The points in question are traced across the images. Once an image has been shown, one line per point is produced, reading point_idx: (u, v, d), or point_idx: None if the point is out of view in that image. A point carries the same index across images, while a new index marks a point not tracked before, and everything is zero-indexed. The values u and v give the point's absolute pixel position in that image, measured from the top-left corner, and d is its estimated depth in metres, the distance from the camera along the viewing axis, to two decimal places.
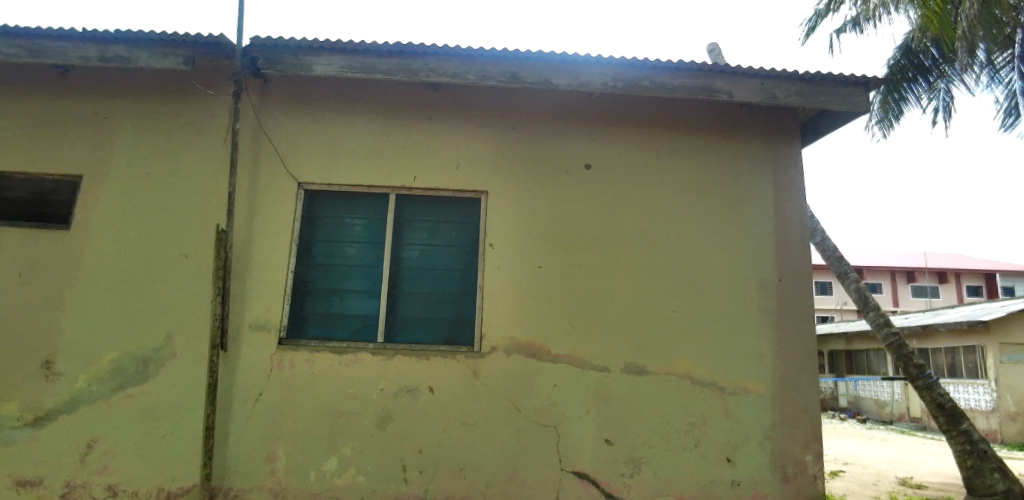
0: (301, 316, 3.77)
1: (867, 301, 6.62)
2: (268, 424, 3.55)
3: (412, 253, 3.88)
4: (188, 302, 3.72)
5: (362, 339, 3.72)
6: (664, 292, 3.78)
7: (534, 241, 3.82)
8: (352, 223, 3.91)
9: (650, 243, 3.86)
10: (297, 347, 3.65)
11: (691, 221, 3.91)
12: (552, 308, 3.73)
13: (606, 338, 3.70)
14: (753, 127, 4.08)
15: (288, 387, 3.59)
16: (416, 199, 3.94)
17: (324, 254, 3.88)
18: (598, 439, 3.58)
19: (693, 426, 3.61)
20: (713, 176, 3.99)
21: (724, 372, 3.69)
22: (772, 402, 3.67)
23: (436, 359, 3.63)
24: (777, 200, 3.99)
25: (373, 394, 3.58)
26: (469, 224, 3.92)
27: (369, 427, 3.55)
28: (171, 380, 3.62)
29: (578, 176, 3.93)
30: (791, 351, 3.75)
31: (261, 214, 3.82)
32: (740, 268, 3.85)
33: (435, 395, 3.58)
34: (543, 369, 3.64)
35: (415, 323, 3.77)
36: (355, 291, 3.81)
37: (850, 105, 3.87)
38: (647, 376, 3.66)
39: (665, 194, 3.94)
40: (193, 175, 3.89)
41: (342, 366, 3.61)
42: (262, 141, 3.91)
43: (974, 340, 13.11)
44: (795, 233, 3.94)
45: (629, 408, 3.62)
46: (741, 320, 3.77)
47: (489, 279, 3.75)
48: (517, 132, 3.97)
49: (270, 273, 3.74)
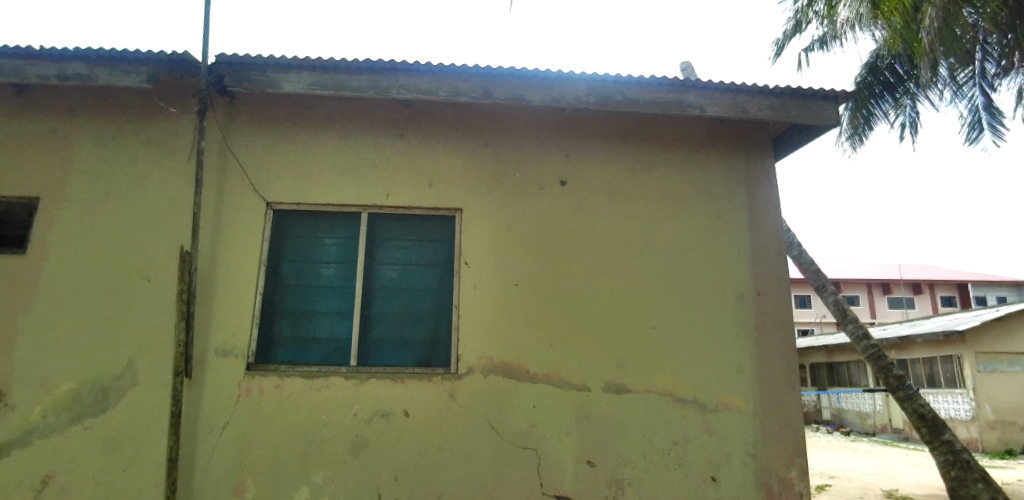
0: (270, 340, 3.63)
1: (846, 313, 6.66)
2: (234, 454, 3.38)
3: (386, 272, 3.79)
4: (150, 327, 3.55)
5: (334, 363, 3.59)
6: (643, 308, 3.73)
7: (510, 258, 3.75)
8: (323, 243, 3.81)
9: (628, 258, 3.82)
10: (266, 372, 3.50)
11: (668, 235, 3.89)
12: (530, 326, 3.65)
13: (585, 356, 3.62)
14: (727, 142, 4.10)
15: (255, 415, 3.43)
16: (390, 217, 3.86)
17: (294, 275, 3.76)
18: (579, 460, 3.47)
19: (676, 444, 3.53)
20: (689, 190, 3.99)
21: (706, 388, 3.63)
22: (755, 417, 3.61)
23: (411, 382, 3.51)
24: (753, 213, 3.99)
25: (345, 420, 3.44)
26: (444, 242, 3.84)
27: (341, 455, 3.40)
28: (131, 410, 3.44)
29: (554, 192, 3.90)
30: (772, 365, 3.71)
31: (229, 235, 3.70)
32: (718, 282, 3.83)
33: (411, 419, 3.46)
34: (521, 389, 3.54)
35: (389, 344, 3.66)
36: (326, 312, 3.69)
37: (821, 119, 3.92)
38: (628, 393, 3.59)
39: (642, 208, 3.92)
40: (157, 195, 3.77)
41: (313, 391, 3.47)
42: (230, 160, 3.82)
43: (951, 350, 13.31)
44: (772, 246, 3.93)
45: (610, 427, 3.53)
46: (721, 334, 3.73)
47: (465, 297, 3.66)
48: (491, 148, 3.93)
49: (238, 295, 3.60)
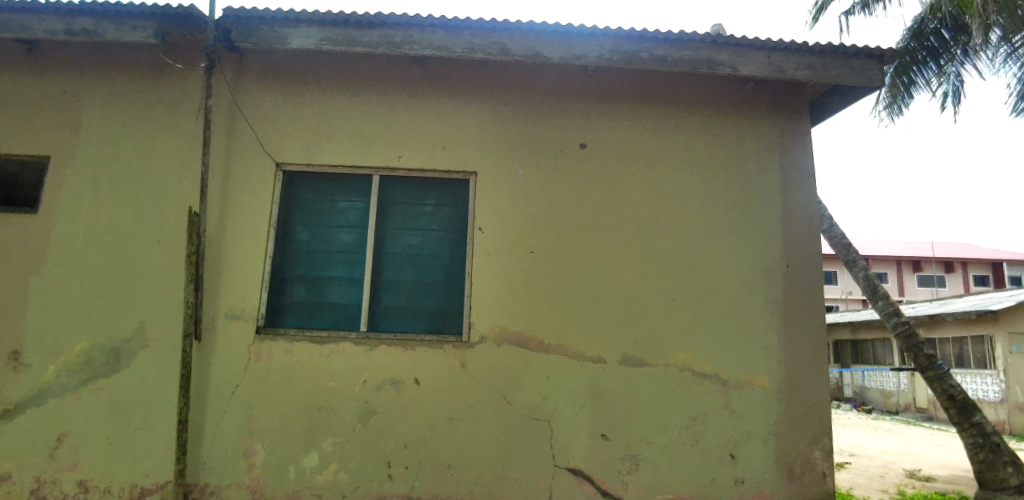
0: (280, 305, 3.57)
1: (876, 289, 6.38)
2: (245, 419, 3.36)
3: (397, 238, 3.67)
4: (160, 290, 3.51)
5: (344, 329, 3.52)
6: (664, 279, 3.56)
7: (525, 225, 3.59)
8: (333, 207, 3.70)
9: (649, 227, 3.63)
10: (275, 337, 3.45)
11: (693, 204, 3.68)
12: (545, 296, 3.51)
13: (602, 328, 3.49)
14: (759, 104, 3.84)
15: (265, 380, 3.40)
16: (401, 180, 3.72)
17: (304, 239, 3.67)
18: (593, 434, 3.37)
19: (694, 420, 3.40)
20: (717, 156, 3.75)
21: (728, 364, 3.48)
22: (778, 395, 3.46)
23: (422, 350, 3.43)
24: (785, 181, 3.75)
25: (355, 387, 3.39)
26: (457, 208, 3.70)
27: (350, 422, 3.36)
28: (143, 372, 3.43)
29: (573, 156, 3.70)
30: (799, 341, 3.53)
31: (238, 197, 3.61)
32: (744, 253, 3.63)
33: (421, 388, 3.39)
34: (535, 360, 3.44)
35: (400, 311, 3.57)
36: (337, 278, 3.61)
37: (864, 80, 3.62)
38: (646, 367, 3.45)
39: (666, 174, 3.71)
40: (165, 156, 3.67)
41: (322, 357, 3.42)
42: (239, 120, 3.70)
43: (983, 330, 12.86)
44: (804, 216, 3.70)
45: (626, 401, 3.41)
46: (746, 309, 3.55)
47: (478, 265, 3.53)
48: (507, 110, 3.73)
49: (247, 259, 3.54)
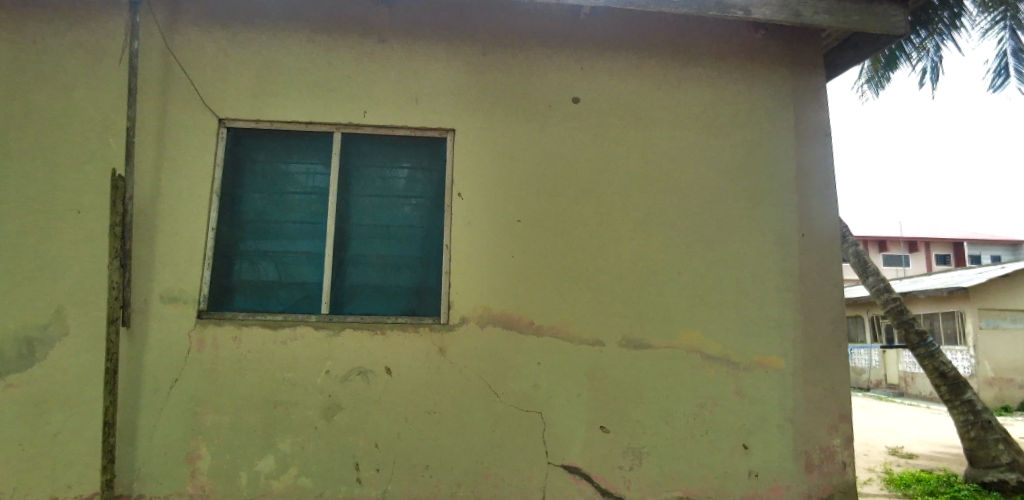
0: (227, 284, 3.06)
1: (867, 266, 5.98)
2: (187, 417, 2.87)
3: (363, 206, 3.18)
4: (81, 268, 2.96)
5: (303, 311, 3.04)
6: (667, 250, 3.17)
7: (511, 190, 3.14)
8: (289, 171, 3.19)
9: (650, 192, 3.22)
10: (220, 321, 2.95)
11: (698, 166, 3.28)
12: (536, 270, 3.08)
13: (600, 305, 3.08)
14: (770, 55, 3.43)
15: (210, 371, 2.90)
16: (368, 139, 3.22)
17: (255, 207, 3.16)
18: (591, 426, 2.98)
19: (703, 408, 3.04)
20: (725, 113, 3.35)
21: (741, 344, 3.11)
22: (795, 377, 3.11)
23: (395, 334, 2.97)
24: (799, 140, 3.36)
25: (316, 377, 2.92)
26: (433, 170, 3.23)
27: (312, 419, 2.89)
28: (62, 365, 2.89)
29: (566, 111, 3.26)
30: (817, 318, 3.17)
31: (174, 158, 3.07)
32: (756, 221, 3.25)
33: (394, 377, 2.94)
34: (524, 343, 3.02)
35: (368, 290, 3.10)
36: (293, 252, 3.11)
37: (886, 27, 3.24)
38: (648, 350, 3.06)
39: (668, 133, 3.29)
40: (84, 109, 3.09)
41: (278, 344, 2.93)
42: (173, 68, 3.13)
43: (954, 306, 12.97)
44: (822, 179, 3.33)
45: (627, 388, 3.02)
46: (760, 282, 3.18)
47: (458, 236, 3.08)
48: (489, 58, 3.26)
49: (186, 232, 3.01)
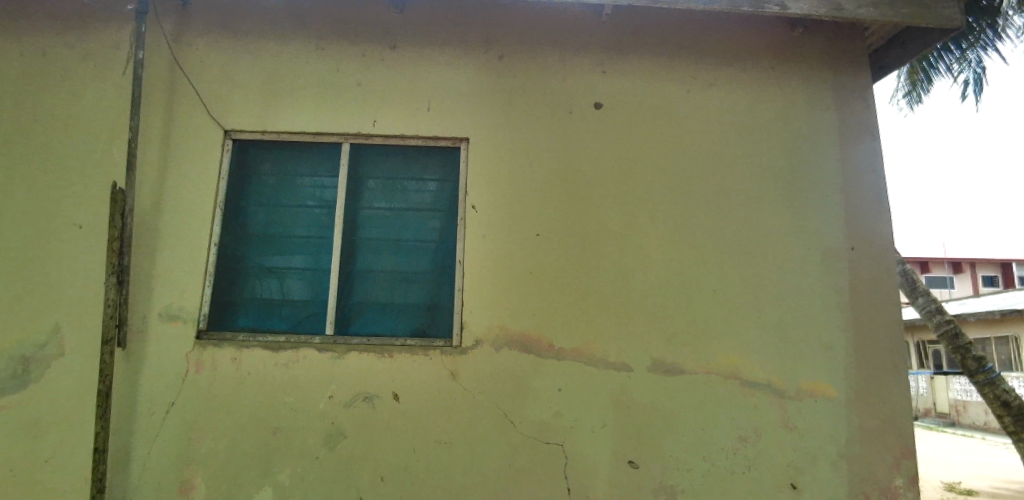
0: (228, 302, 2.90)
1: (915, 284, 5.39)
2: (181, 445, 2.68)
3: (372, 219, 3.00)
4: (80, 284, 2.85)
5: (306, 331, 2.85)
6: (700, 265, 2.89)
7: (529, 201, 2.93)
8: (296, 183, 3.04)
9: (679, 201, 2.96)
10: (220, 341, 2.78)
11: (732, 173, 3.01)
12: (556, 287, 2.84)
13: (627, 326, 2.81)
14: (810, 54, 3.17)
15: (207, 394, 2.72)
16: (377, 149, 3.06)
17: (260, 222, 3.01)
18: (618, 461, 2.68)
19: (744, 441, 2.71)
20: (761, 117, 3.09)
21: (785, 370, 2.79)
22: (849, 408, 2.75)
23: (402, 356, 2.75)
24: (845, 145, 3.07)
25: (318, 403, 2.71)
26: (446, 182, 3.03)
27: (313, 448, 2.67)
28: (57, 386, 2.76)
29: (587, 117, 3.04)
30: (872, 341, 2.83)
31: (178, 170, 2.95)
32: (799, 233, 2.95)
33: (401, 404, 2.70)
34: (543, 368, 2.76)
35: (375, 308, 2.89)
36: (298, 269, 2.94)
37: (942, 18, 2.93)
38: (680, 375, 2.77)
39: (698, 138, 3.05)
40: (90, 121, 3.02)
41: (278, 366, 2.74)
42: (180, 79, 3.04)
43: (1009, 330, 12.13)
44: (872, 187, 3.01)
45: (658, 418, 2.72)
46: (806, 301, 2.86)
47: (471, 251, 2.86)
48: (505, 63, 3.08)
49: (188, 246, 2.87)
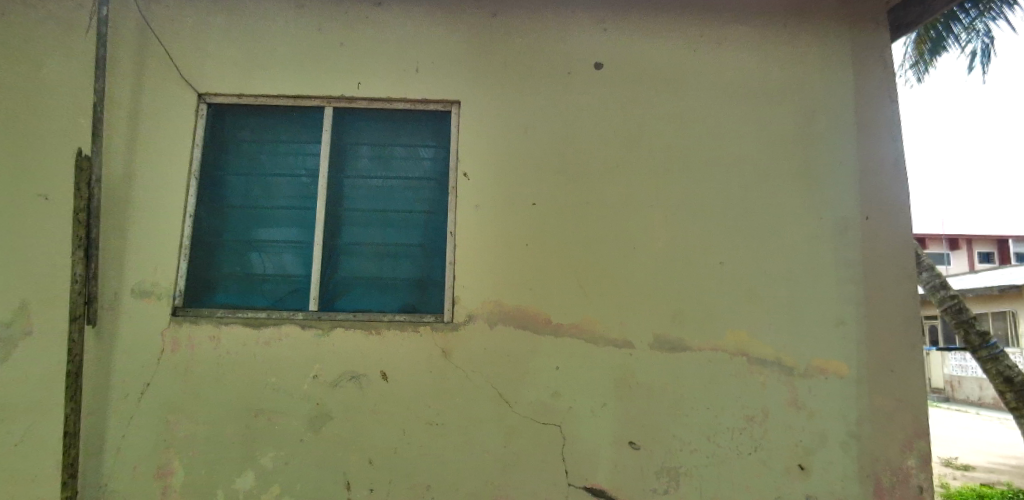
0: (205, 278, 2.72)
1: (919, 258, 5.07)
2: (159, 427, 2.55)
3: (357, 189, 2.81)
4: (47, 259, 2.67)
5: (289, 307, 2.69)
6: (707, 237, 2.73)
7: (525, 169, 2.74)
8: (275, 151, 2.85)
9: (685, 169, 2.78)
10: (197, 319, 2.62)
11: (741, 139, 2.83)
12: (554, 260, 2.68)
13: (628, 301, 2.66)
14: (825, 12, 2.96)
15: (185, 375, 2.58)
16: (362, 114, 2.86)
17: (239, 192, 2.82)
18: (618, 442, 2.56)
19: (750, 420, 2.59)
20: (773, 79, 2.89)
21: (795, 346, 2.65)
22: (861, 386, 2.62)
23: (391, 334, 2.60)
24: (861, 109, 2.88)
25: (302, 383, 2.57)
26: (437, 148, 2.85)
27: (298, 430, 2.54)
28: (26, 367, 2.60)
29: (587, 79, 2.84)
30: (887, 315, 2.68)
31: (149, 137, 2.75)
32: (812, 202, 2.78)
33: (390, 384, 2.56)
34: (539, 345, 2.61)
35: (362, 283, 2.73)
36: (279, 242, 2.77)
37: None
38: (685, 352, 2.62)
39: (705, 102, 2.85)
40: (53, 85, 2.80)
41: (260, 345, 2.59)
42: (148, 38, 2.82)
43: (1006, 306, 12.08)
44: (891, 152, 2.83)
45: (660, 397, 2.59)
46: (819, 274, 2.71)
47: (463, 222, 2.69)
48: (499, 21, 2.87)
49: (161, 219, 2.69)
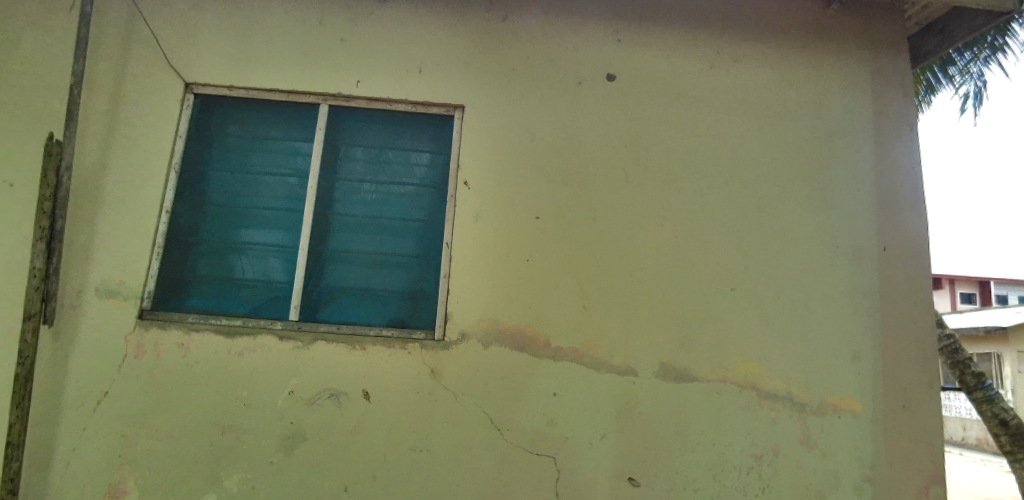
0: (178, 280, 2.51)
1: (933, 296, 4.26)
2: (115, 442, 2.31)
3: (350, 192, 2.64)
4: (6, 250, 2.45)
5: (268, 315, 2.48)
6: (717, 261, 2.58)
7: (529, 180, 2.59)
8: (264, 147, 2.68)
9: (697, 189, 2.65)
10: (166, 323, 2.41)
11: (756, 160, 2.71)
12: (555, 278, 2.51)
13: (633, 325, 2.49)
14: (844, 35, 2.87)
15: (149, 384, 2.35)
16: (360, 113, 2.70)
17: (222, 189, 2.63)
18: (616, 477, 2.37)
19: (759, 459, 2.41)
20: (789, 100, 2.79)
21: (807, 381, 2.49)
22: (876, 427, 2.46)
23: (377, 349, 2.40)
24: (879, 136, 2.78)
25: (276, 399, 2.35)
26: (437, 154, 2.69)
27: (269, 450, 2.32)
28: None
29: (597, 90, 2.71)
30: (904, 352, 2.54)
31: (128, 125, 2.57)
32: (827, 230, 2.65)
33: (373, 403, 2.36)
34: (536, 368, 2.43)
35: (349, 293, 2.54)
36: (262, 245, 2.57)
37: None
38: (691, 383, 2.46)
39: (719, 121, 2.74)
40: (29, 64, 2.61)
41: (233, 355, 2.38)
42: (136, 21, 2.65)
43: (991, 348, 12.08)
44: (910, 182, 2.71)
45: (664, 430, 2.41)
46: (833, 306, 2.57)
47: (461, 233, 2.52)
48: (508, 25, 2.74)
49: (135, 213, 2.49)
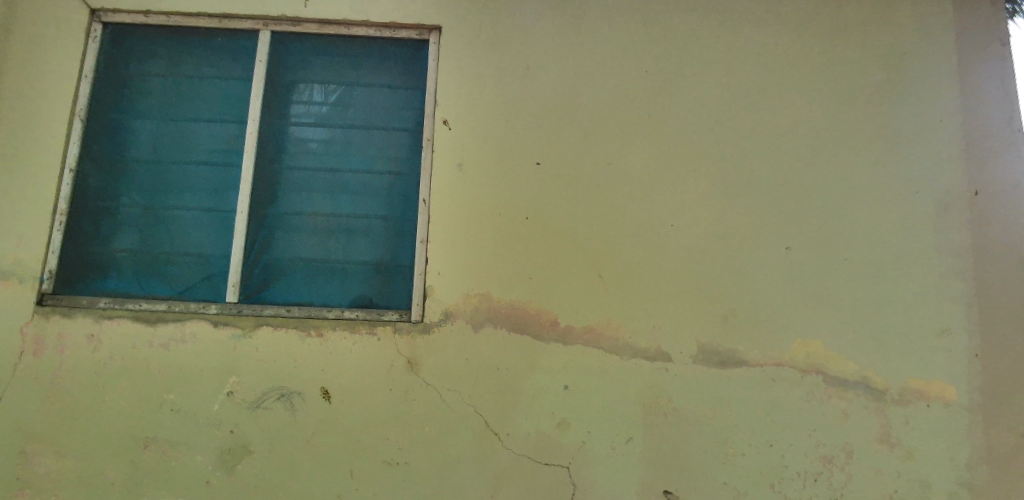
0: (90, 256, 2.00)
1: None
2: (10, 463, 1.82)
3: (301, 141, 2.11)
4: None
5: (201, 297, 1.97)
6: (764, 215, 2.05)
7: (525, 120, 2.06)
8: (194, 88, 2.15)
9: (735, 125, 2.11)
10: (72, 311, 1.90)
11: (808, 87, 2.16)
12: (563, 240, 1.99)
13: (660, 297, 1.97)
14: None
15: (53, 387, 1.86)
16: (312, 43, 2.16)
17: (143, 142, 2.11)
18: (645, 490, 1.86)
19: (825, 461, 1.90)
20: (849, 13, 2.23)
21: (884, 363, 1.97)
22: (978, 418, 1.93)
23: (338, 336, 1.90)
24: (967, 50, 2.20)
25: (212, 403, 1.86)
26: (410, 90, 2.15)
27: (205, 467, 1.83)
28: None
29: (607, 8, 2.17)
30: (1010, 322, 1.98)
31: (20, 63, 2.03)
32: (904, 171, 2.10)
33: (333, 405, 1.86)
34: (539, 355, 1.92)
35: (302, 267, 2.02)
36: (193, 211, 2.06)
37: None
38: (735, 369, 1.94)
39: (760, 41, 2.19)
40: None
41: (156, 349, 1.88)
42: None
43: None
44: (1006, 105, 2.14)
45: (704, 429, 1.90)
46: (917, 266, 2.02)
47: (441, 186, 1.99)
48: None
49: (28, 173, 1.97)
